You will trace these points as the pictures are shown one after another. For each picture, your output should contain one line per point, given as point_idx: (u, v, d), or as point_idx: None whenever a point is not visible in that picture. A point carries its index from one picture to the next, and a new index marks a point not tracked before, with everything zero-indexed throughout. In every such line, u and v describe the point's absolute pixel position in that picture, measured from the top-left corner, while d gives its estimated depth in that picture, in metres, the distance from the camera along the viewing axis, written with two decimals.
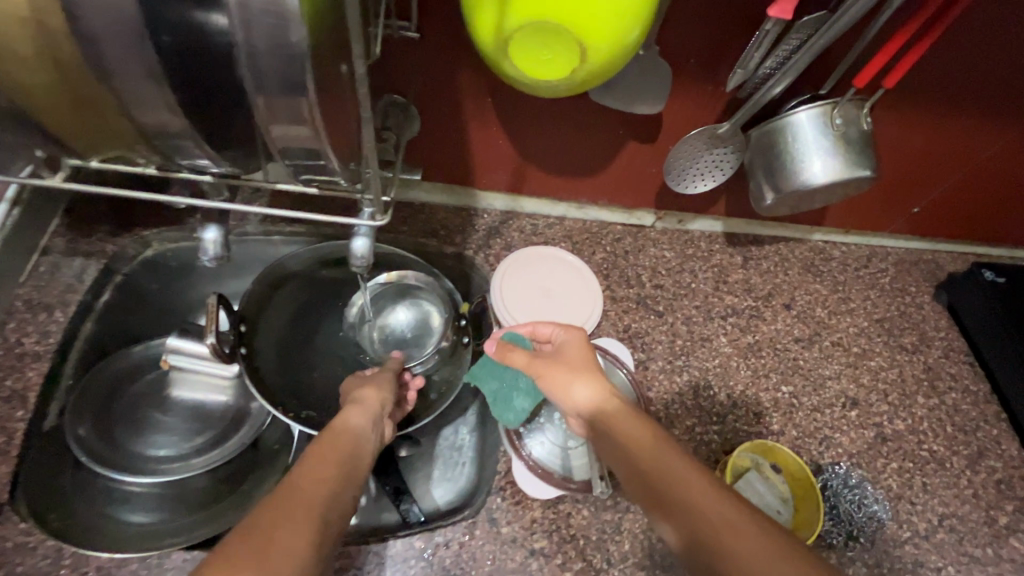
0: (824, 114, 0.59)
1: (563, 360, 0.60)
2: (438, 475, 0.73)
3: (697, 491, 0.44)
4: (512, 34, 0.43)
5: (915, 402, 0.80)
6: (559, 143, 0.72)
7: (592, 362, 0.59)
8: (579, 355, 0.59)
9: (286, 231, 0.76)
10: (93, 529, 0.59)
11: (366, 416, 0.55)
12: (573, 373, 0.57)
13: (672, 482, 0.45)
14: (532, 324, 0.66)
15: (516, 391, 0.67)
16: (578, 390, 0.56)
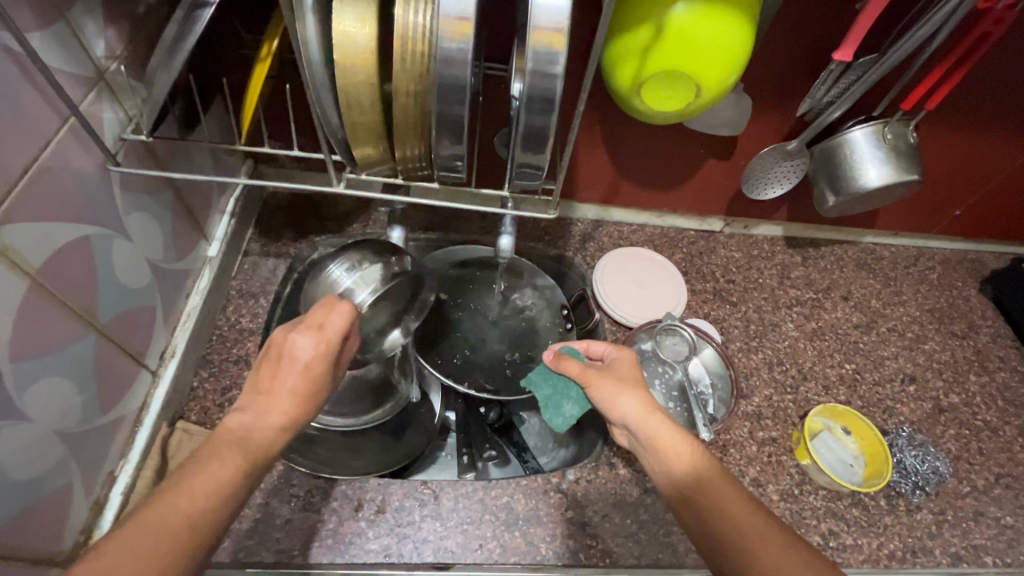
0: (876, 132, 0.74)
1: (612, 373, 0.64)
2: (541, 447, 0.86)
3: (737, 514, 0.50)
4: (646, 80, 0.60)
5: (968, 379, 0.91)
6: (649, 161, 0.88)
7: (639, 377, 0.63)
8: (627, 370, 0.64)
9: (421, 238, 0.93)
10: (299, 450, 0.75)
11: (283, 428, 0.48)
12: (620, 386, 0.61)
13: (711, 497, 0.52)
14: (587, 341, 0.71)
15: (567, 399, 0.70)
16: (625, 402, 0.60)
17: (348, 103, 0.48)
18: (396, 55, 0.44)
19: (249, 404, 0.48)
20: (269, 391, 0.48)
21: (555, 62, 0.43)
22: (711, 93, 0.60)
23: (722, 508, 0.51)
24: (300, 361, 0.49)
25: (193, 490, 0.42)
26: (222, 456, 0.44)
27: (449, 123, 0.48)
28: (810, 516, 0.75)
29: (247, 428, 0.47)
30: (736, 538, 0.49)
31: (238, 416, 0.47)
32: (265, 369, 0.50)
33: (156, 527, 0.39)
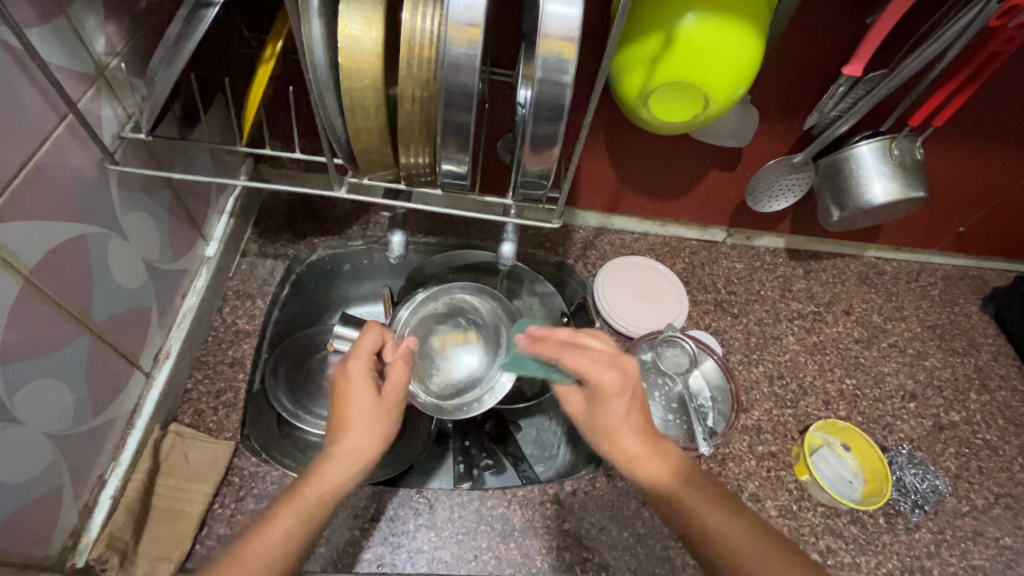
0: (883, 148, 0.74)
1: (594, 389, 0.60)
2: (536, 455, 0.87)
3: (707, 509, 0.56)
4: (654, 90, 0.59)
5: (968, 397, 0.91)
6: (652, 170, 0.88)
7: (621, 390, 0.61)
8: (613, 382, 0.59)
9: (422, 242, 0.92)
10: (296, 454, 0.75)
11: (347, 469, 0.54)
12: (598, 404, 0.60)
13: (693, 509, 0.56)
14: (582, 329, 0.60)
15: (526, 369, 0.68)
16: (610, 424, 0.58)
17: (352, 107, 0.47)
18: (403, 59, 0.44)
19: (349, 469, 0.55)
20: (366, 457, 0.55)
21: (564, 70, 0.43)
22: (719, 106, 0.60)
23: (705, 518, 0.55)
24: (390, 425, 0.57)
25: (292, 542, 0.50)
26: (286, 502, 0.52)
27: (456, 130, 0.47)
28: (808, 533, 0.74)
29: (346, 488, 0.55)
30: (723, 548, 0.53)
31: (331, 474, 0.54)
32: (351, 422, 0.56)
33: (253, 568, 0.47)
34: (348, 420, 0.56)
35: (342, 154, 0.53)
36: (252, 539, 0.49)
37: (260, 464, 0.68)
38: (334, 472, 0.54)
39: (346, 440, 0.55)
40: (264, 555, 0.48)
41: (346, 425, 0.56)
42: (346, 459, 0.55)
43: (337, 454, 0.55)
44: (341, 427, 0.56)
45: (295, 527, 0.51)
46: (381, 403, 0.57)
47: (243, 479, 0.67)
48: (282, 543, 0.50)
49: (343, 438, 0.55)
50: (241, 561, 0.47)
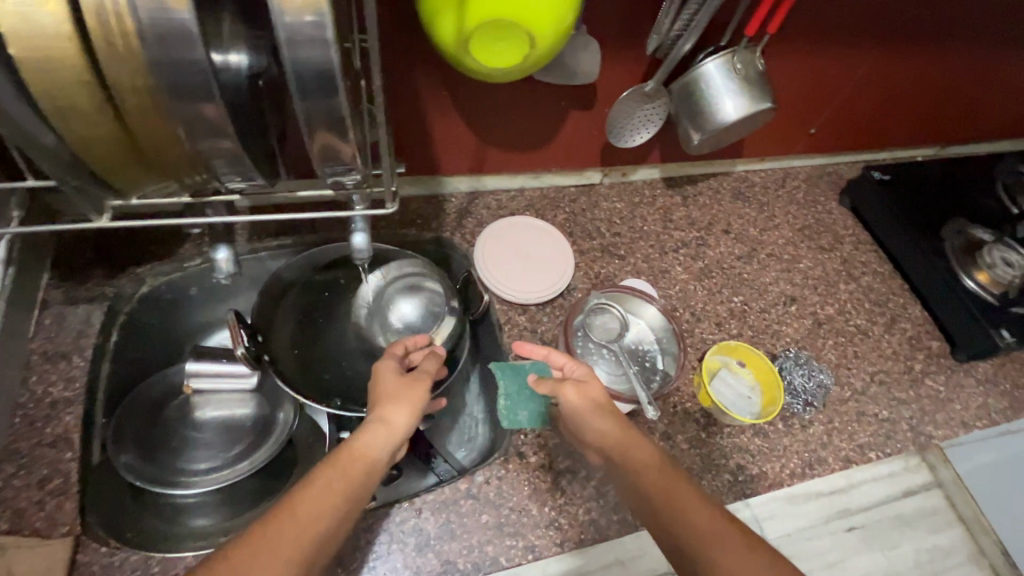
0: (727, 62, 0.71)
1: (586, 396, 0.63)
2: (456, 439, 0.82)
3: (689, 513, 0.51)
4: (470, 33, 0.51)
5: (839, 288, 0.97)
6: (509, 122, 0.81)
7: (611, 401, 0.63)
8: (602, 392, 0.64)
9: (273, 245, 0.79)
10: (163, 533, 0.65)
11: (388, 439, 0.56)
12: (595, 410, 0.61)
13: (671, 506, 0.52)
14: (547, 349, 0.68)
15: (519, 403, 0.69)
16: (590, 417, 0.61)
17: (59, 109, 0.35)
18: (96, 39, 0.33)
19: (388, 439, 0.56)
20: (403, 427, 0.57)
21: (321, 28, 0.34)
22: (548, 41, 0.53)
23: (696, 525, 0.50)
24: (416, 404, 0.58)
25: (340, 512, 0.49)
26: (328, 468, 0.51)
27: (211, 125, 0.37)
28: (718, 456, 0.77)
29: (382, 461, 0.55)
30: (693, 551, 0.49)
31: (366, 438, 0.54)
32: (391, 395, 0.58)
33: (297, 536, 0.46)
34: (390, 393, 0.58)
35: (80, 178, 0.40)
36: (293, 507, 0.48)
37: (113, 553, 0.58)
38: (376, 436, 0.55)
39: (392, 410, 0.57)
40: (313, 513, 0.48)
41: (390, 405, 0.57)
42: (389, 427, 0.56)
43: (379, 418, 0.56)
44: (385, 398, 0.58)
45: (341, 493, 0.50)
46: (414, 380, 0.60)
47: None
48: (328, 500, 0.49)
49: (389, 409, 0.57)
50: (287, 526, 0.46)
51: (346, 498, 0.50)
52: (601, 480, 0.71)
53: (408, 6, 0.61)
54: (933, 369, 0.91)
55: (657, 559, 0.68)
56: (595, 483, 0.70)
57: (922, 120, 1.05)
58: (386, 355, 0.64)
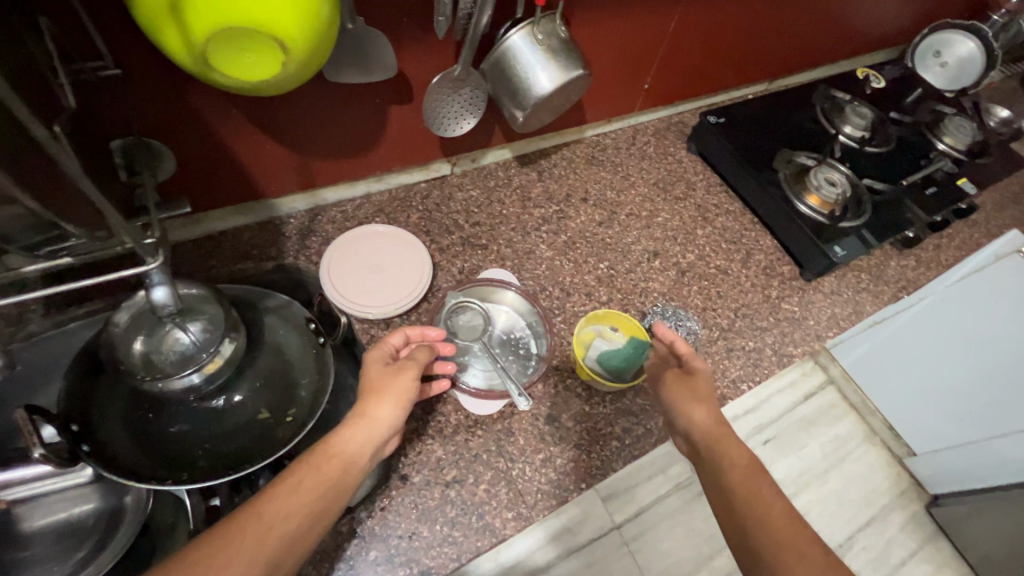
0: (529, 34, 0.69)
1: (687, 386, 0.66)
2: None
3: (773, 507, 0.53)
4: (205, 47, 0.45)
5: (697, 234, 1.01)
6: (325, 131, 0.74)
7: (712, 395, 0.65)
8: (706, 386, 0.66)
9: (81, 313, 0.70)
10: None
11: (367, 436, 0.56)
12: (695, 400, 0.64)
13: (756, 492, 0.54)
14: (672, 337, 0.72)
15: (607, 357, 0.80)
16: (692, 406, 0.64)
17: None
18: None
19: (369, 439, 0.56)
20: (386, 424, 0.57)
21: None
22: (302, 47, 0.47)
23: (756, 490, 0.54)
24: (398, 394, 0.59)
25: (316, 509, 0.49)
26: (313, 459, 0.52)
27: None
28: (604, 426, 0.77)
29: (364, 456, 0.55)
30: (769, 531, 0.51)
31: (350, 432, 0.55)
32: (375, 388, 0.59)
33: (272, 524, 0.46)
34: (378, 387, 0.59)
35: None
36: (275, 497, 0.48)
37: None
38: (358, 432, 0.55)
39: (377, 404, 0.58)
40: (288, 504, 0.48)
41: (372, 405, 0.57)
42: (370, 422, 0.56)
43: (365, 413, 0.57)
44: (371, 391, 0.59)
45: (328, 486, 0.51)
46: (399, 369, 0.61)
47: None
48: (307, 495, 0.49)
49: (372, 404, 0.58)
50: (262, 518, 0.46)
51: (331, 492, 0.51)
52: (490, 480, 0.70)
53: (136, 35, 0.53)
54: (788, 293, 0.98)
55: (597, 522, 0.73)
56: (485, 486, 0.69)
57: (745, 60, 1.10)
58: (378, 344, 0.65)
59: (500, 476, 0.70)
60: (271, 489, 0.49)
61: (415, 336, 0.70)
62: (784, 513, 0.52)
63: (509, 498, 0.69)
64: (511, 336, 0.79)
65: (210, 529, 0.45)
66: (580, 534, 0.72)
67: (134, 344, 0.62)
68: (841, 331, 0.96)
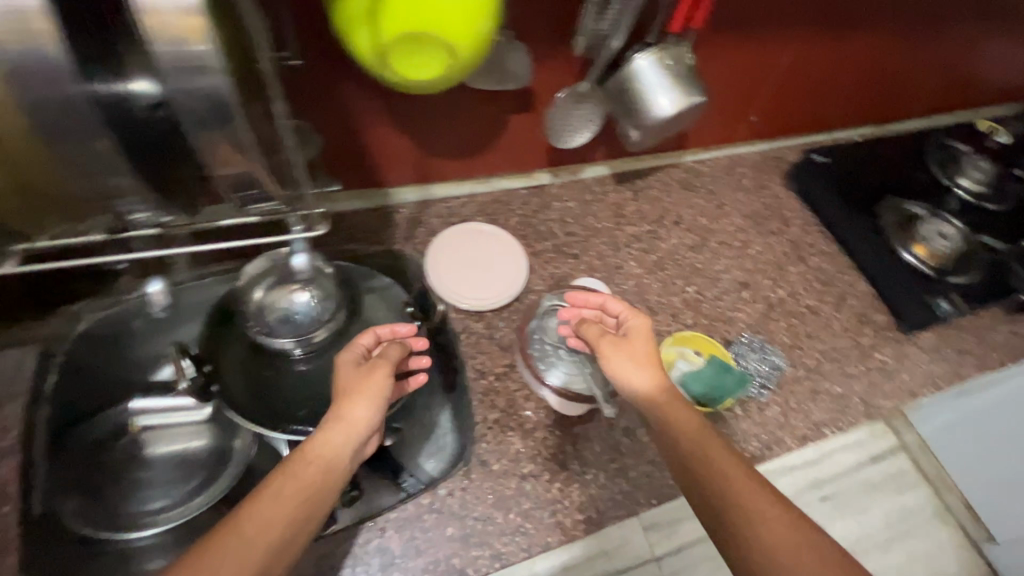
0: (657, 59, 0.71)
1: (624, 346, 0.64)
2: (425, 450, 0.73)
3: (736, 484, 0.54)
4: (387, 48, 0.50)
5: (789, 271, 0.99)
6: (449, 131, 0.80)
7: (653, 350, 0.64)
8: (644, 346, 0.64)
9: (217, 270, 0.78)
10: None
11: (344, 437, 0.57)
12: (633, 362, 0.62)
13: (717, 470, 0.55)
14: (605, 299, 0.70)
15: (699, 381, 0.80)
16: (636, 372, 0.62)
17: None
18: None
19: (345, 440, 0.57)
20: (362, 423, 0.58)
21: (199, 55, 0.35)
22: (468, 51, 0.52)
23: (724, 470, 0.55)
24: (372, 394, 0.59)
25: (296, 517, 0.51)
26: (286, 470, 0.54)
27: None
28: None
29: (343, 460, 0.56)
30: (742, 516, 0.52)
31: (324, 438, 0.56)
32: (352, 390, 0.59)
33: (255, 539, 0.49)
34: (351, 390, 0.59)
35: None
36: (253, 510, 0.50)
37: None
38: (334, 435, 0.56)
39: (349, 405, 0.58)
40: (266, 517, 0.50)
41: (348, 405, 0.58)
42: (346, 423, 0.57)
43: (342, 413, 0.58)
44: (343, 393, 0.59)
45: (304, 495, 0.52)
46: (372, 368, 0.61)
47: None
48: (285, 505, 0.51)
49: (346, 405, 0.58)
50: (240, 534, 0.49)
51: (310, 497, 0.53)
52: (564, 480, 0.72)
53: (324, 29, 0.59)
54: (882, 343, 0.94)
55: (639, 547, 0.70)
56: (559, 485, 0.71)
57: (859, 100, 1.08)
58: (349, 345, 0.65)
59: (573, 478, 0.72)
60: (247, 505, 0.51)
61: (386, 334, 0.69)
62: (742, 485, 0.54)
63: (581, 500, 0.71)
64: None
65: (189, 552, 0.47)
66: (616, 560, 0.69)
67: (255, 293, 0.74)
68: (938, 391, 0.91)
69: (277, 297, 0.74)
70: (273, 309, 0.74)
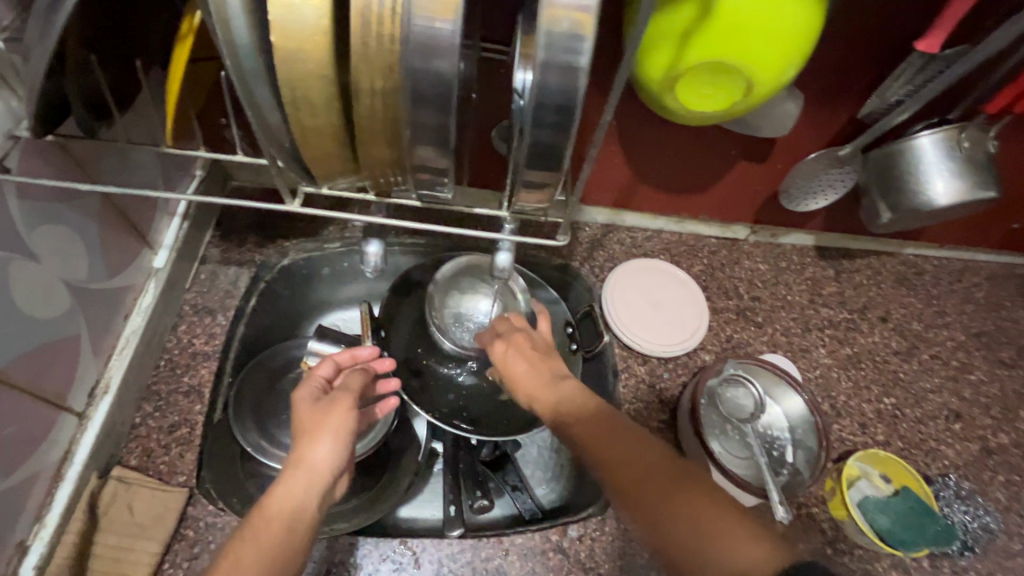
0: (949, 138, 0.61)
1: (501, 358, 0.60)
2: (541, 475, 0.71)
3: (628, 470, 0.42)
4: (683, 74, 0.47)
5: (1018, 416, 0.81)
6: (668, 163, 0.76)
7: (523, 352, 0.60)
8: (519, 348, 0.60)
9: (407, 242, 0.80)
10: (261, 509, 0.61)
11: (305, 489, 0.46)
12: (508, 366, 0.59)
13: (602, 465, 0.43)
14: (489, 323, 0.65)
15: (887, 514, 0.68)
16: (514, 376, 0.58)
17: (295, 101, 0.35)
18: (353, 37, 0.32)
19: (307, 488, 0.46)
20: (327, 468, 0.47)
21: (579, 50, 0.33)
22: (761, 94, 0.49)
23: (614, 466, 0.43)
24: (335, 430, 0.49)
25: None
26: (239, 540, 0.42)
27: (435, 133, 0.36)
28: None
29: (307, 519, 0.45)
30: (656, 529, 0.38)
31: (283, 492, 0.45)
32: (306, 429, 0.49)
33: None
34: (303, 429, 0.49)
35: (288, 161, 0.41)
36: None
37: (219, 514, 0.60)
38: (297, 484, 0.46)
39: (307, 446, 0.48)
40: None
41: (306, 446, 0.48)
42: (303, 472, 0.46)
43: (297, 460, 0.47)
44: (302, 433, 0.49)
45: (266, 564, 0.40)
46: (331, 404, 0.51)
47: (199, 532, 0.59)
48: None
49: (305, 448, 0.48)
50: None
51: (277, 560, 0.41)
52: None
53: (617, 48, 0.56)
54: None
55: None
56: None
57: None
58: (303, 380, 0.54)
59: None
60: None
61: (346, 358, 0.58)
62: (634, 468, 0.41)
63: None
64: (770, 435, 0.71)
65: None
66: None
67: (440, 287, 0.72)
68: None
69: (463, 297, 0.72)
70: (450, 310, 0.71)
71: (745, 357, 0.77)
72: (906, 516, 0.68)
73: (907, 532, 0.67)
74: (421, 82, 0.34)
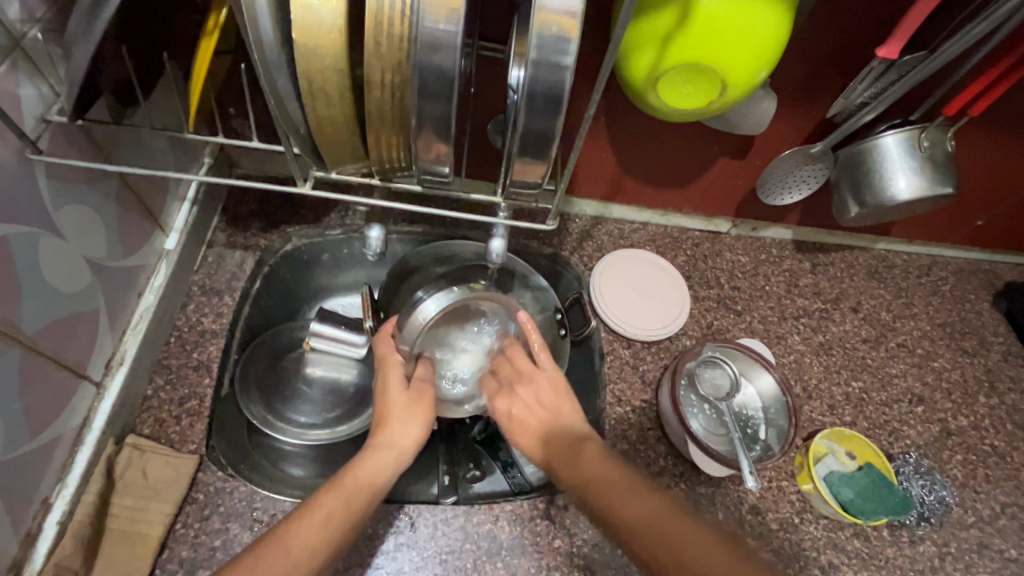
0: (911, 138, 0.66)
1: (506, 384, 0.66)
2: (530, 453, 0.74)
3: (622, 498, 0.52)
4: (664, 74, 0.52)
5: (977, 400, 0.87)
6: (653, 158, 0.81)
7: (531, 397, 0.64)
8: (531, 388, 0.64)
9: (405, 230, 0.83)
10: (265, 475, 0.66)
11: (384, 458, 0.56)
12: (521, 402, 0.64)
13: (601, 494, 0.53)
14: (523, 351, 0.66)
15: (853, 487, 0.73)
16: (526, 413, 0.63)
17: (312, 91, 0.39)
18: (367, 36, 0.37)
19: (389, 461, 0.56)
20: (407, 445, 0.57)
21: (565, 51, 0.37)
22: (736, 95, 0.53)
23: (610, 500, 0.52)
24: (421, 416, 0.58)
25: (334, 531, 0.50)
26: (327, 492, 0.52)
27: (438, 122, 0.40)
28: (809, 547, 0.71)
29: (382, 482, 0.55)
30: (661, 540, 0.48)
31: (368, 466, 0.55)
32: (391, 412, 0.58)
33: (294, 552, 0.47)
34: (386, 410, 0.58)
35: (303, 147, 0.45)
36: (291, 525, 0.49)
37: (228, 479, 0.64)
38: (377, 456, 0.56)
39: (393, 426, 0.57)
40: (308, 536, 0.49)
41: (390, 422, 0.57)
42: (382, 446, 0.56)
43: (382, 440, 0.57)
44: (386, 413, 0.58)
45: (342, 513, 0.51)
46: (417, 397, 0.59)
47: (208, 496, 0.63)
48: (322, 529, 0.50)
49: (388, 426, 0.57)
50: (282, 544, 0.47)
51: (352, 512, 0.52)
52: None
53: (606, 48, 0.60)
54: None
55: None
56: None
57: None
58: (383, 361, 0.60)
59: None
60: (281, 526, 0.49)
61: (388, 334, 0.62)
62: (626, 495, 0.52)
63: None
64: (744, 412, 0.76)
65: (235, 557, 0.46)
66: None
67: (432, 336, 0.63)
68: None
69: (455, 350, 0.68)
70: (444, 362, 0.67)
71: (722, 341, 0.82)
72: (870, 488, 0.73)
73: (870, 502, 0.72)
74: (426, 75, 0.38)
